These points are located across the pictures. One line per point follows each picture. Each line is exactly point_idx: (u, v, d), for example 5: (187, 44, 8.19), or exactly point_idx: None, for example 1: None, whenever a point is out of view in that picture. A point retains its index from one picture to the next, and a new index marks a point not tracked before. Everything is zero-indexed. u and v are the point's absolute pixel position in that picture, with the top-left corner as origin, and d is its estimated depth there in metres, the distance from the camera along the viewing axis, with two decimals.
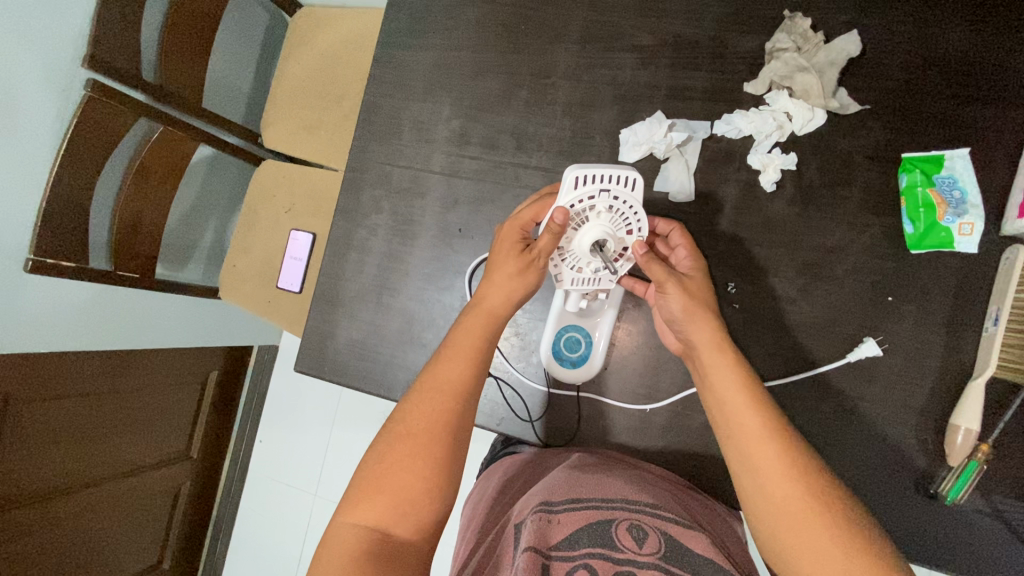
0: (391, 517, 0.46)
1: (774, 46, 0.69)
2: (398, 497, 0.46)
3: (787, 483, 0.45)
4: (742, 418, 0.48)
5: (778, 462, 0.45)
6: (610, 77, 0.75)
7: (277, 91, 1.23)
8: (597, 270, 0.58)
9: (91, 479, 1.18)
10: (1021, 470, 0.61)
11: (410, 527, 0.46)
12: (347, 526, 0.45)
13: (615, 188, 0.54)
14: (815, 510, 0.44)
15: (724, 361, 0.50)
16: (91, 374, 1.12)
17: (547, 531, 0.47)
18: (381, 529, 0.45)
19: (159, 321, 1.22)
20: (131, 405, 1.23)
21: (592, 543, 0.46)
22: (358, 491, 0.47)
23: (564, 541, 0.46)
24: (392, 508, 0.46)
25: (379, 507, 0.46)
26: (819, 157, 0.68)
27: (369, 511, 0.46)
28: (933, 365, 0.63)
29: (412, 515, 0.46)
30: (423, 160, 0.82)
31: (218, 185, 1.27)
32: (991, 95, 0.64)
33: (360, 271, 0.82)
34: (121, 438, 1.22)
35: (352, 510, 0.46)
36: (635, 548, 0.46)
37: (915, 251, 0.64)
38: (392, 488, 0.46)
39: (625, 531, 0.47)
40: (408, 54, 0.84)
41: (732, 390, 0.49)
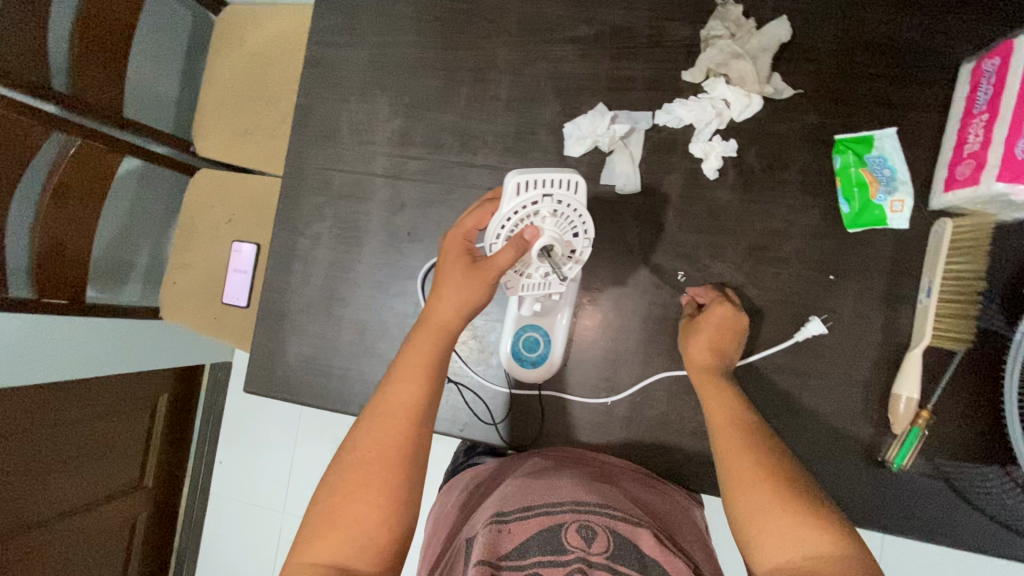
0: (348, 552, 0.43)
1: (708, 33, 0.69)
2: (355, 530, 0.44)
3: (746, 462, 0.52)
4: (714, 414, 0.57)
5: (738, 440, 0.54)
6: (550, 70, 0.74)
7: (207, 95, 1.16)
8: (546, 275, 0.56)
9: (35, 520, 1.09)
10: (959, 432, 0.64)
11: (370, 560, 0.43)
12: (304, 566, 0.43)
13: (558, 192, 0.51)
14: (763, 479, 0.50)
15: (706, 375, 0.60)
16: (30, 410, 1.04)
17: (497, 542, 0.47)
18: (339, 565, 0.43)
19: (105, 348, 1.13)
20: (75, 438, 1.15)
21: (542, 551, 0.45)
22: (313, 528, 0.44)
23: (514, 551, 0.46)
24: (349, 541, 0.43)
25: (335, 542, 0.43)
26: (758, 142, 0.69)
27: (326, 547, 0.43)
28: (875, 338, 0.66)
29: (371, 547, 0.44)
30: (365, 164, 0.79)
31: (153, 199, 1.18)
32: (913, 75, 0.66)
33: (306, 283, 0.79)
34: (69, 474, 1.15)
35: (307, 550, 0.44)
36: (584, 547, 0.45)
37: (852, 230, 0.66)
38: (347, 520, 0.44)
39: (573, 533, 0.46)
40: (340, 52, 0.80)
41: (711, 394, 0.59)
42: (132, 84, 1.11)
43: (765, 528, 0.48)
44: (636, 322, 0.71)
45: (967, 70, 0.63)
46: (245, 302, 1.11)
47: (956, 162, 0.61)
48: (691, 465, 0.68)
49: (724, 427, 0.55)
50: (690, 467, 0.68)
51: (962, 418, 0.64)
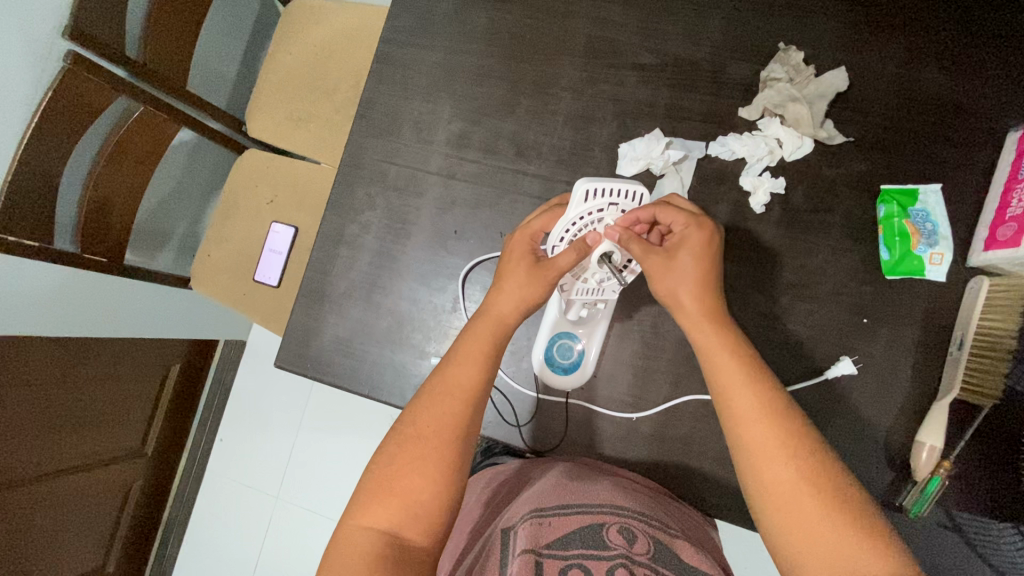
0: (402, 521, 0.46)
1: (768, 75, 0.72)
2: (410, 501, 0.46)
3: (779, 459, 0.47)
4: (733, 392, 0.50)
5: (770, 438, 0.48)
6: (611, 92, 0.77)
7: (265, 79, 1.20)
8: (602, 280, 0.61)
9: (31, 476, 1.07)
10: (977, 487, 0.65)
11: (422, 533, 0.46)
12: (360, 530, 0.45)
13: (622, 202, 0.56)
14: (805, 489, 0.46)
15: (715, 338, 0.52)
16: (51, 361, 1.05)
17: (539, 533, 0.48)
18: (394, 532, 0.45)
19: (125, 310, 1.16)
20: (85, 398, 1.14)
21: (584, 546, 0.47)
22: (368, 495, 0.46)
23: (556, 542, 0.48)
24: (405, 512, 0.45)
25: (391, 510, 0.46)
26: (805, 183, 0.71)
27: (381, 514, 0.46)
28: (903, 385, 0.67)
29: (425, 520, 0.46)
30: (421, 160, 0.81)
31: (198, 170, 1.22)
32: (961, 136, 0.69)
33: (349, 267, 0.81)
34: (78, 432, 1.15)
35: (363, 515, 0.46)
36: (626, 546, 0.47)
37: (889, 277, 0.69)
38: (403, 492, 0.46)
39: (615, 532, 0.49)
40: (410, 52, 0.84)
41: (725, 364, 0.51)
42: (196, 60, 1.14)
43: (809, 541, 0.45)
44: (670, 343, 0.72)
45: (1013, 139, 0.67)
46: (276, 282, 1.13)
47: (997, 223, 0.64)
48: (709, 488, 0.69)
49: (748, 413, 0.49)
50: (707, 490, 0.69)
51: (980, 473, 0.65)
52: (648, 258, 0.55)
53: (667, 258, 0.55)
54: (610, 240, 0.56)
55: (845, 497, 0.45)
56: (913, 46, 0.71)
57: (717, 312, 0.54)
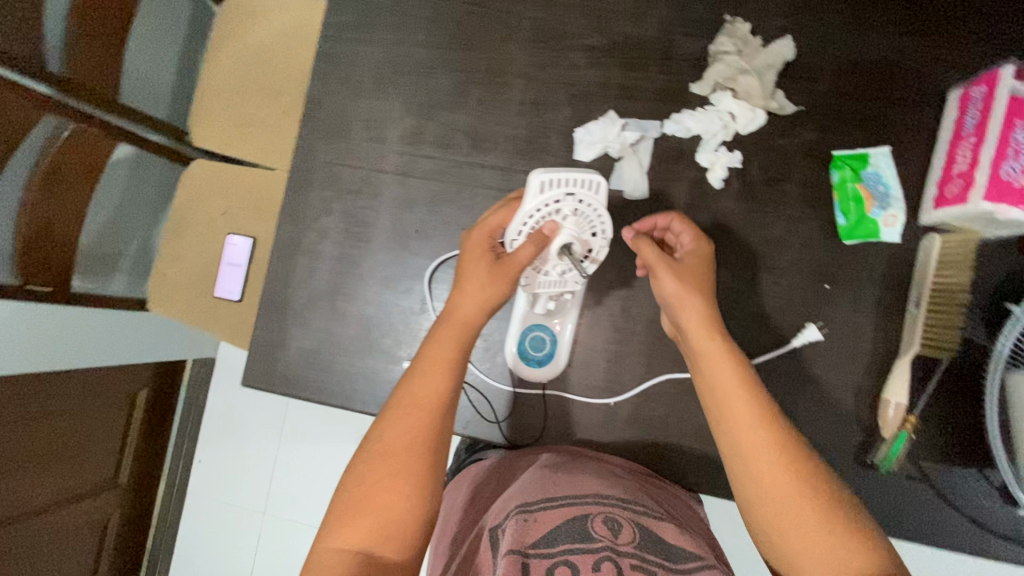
0: (375, 539, 0.45)
1: (716, 49, 0.72)
2: (381, 518, 0.45)
3: (773, 466, 0.48)
4: (729, 401, 0.51)
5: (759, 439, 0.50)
6: (563, 76, 0.76)
7: (207, 85, 1.15)
8: (563, 273, 0.59)
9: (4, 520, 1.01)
10: (941, 437, 0.67)
11: (397, 547, 0.45)
12: (331, 552, 0.44)
13: (580, 192, 0.54)
14: (798, 492, 0.47)
15: (711, 347, 0.53)
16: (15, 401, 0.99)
17: (525, 530, 0.48)
18: (366, 550, 0.44)
19: (112, 342, 1.07)
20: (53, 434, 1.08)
21: (570, 540, 0.46)
22: (339, 515, 0.46)
23: (542, 539, 0.47)
24: (376, 529, 0.45)
25: (363, 529, 0.45)
26: (761, 155, 0.72)
27: (353, 534, 0.45)
28: (866, 346, 0.69)
29: (398, 536, 0.45)
30: (375, 160, 0.79)
31: (143, 190, 1.12)
32: (907, 98, 0.70)
33: (310, 276, 0.78)
34: (48, 471, 1.09)
35: (335, 536, 0.45)
36: (611, 537, 0.47)
37: (848, 242, 0.70)
38: (374, 508, 0.45)
39: (600, 524, 0.48)
40: (352, 48, 0.80)
41: (721, 372, 0.52)
42: (126, 67, 1.04)
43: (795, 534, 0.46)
44: (641, 325, 0.72)
45: (954, 96, 0.68)
46: (239, 296, 1.08)
47: (945, 181, 0.66)
48: (689, 464, 0.70)
49: (745, 420, 0.50)
50: (688, 466, 0.70)
51: (943, 425, 0.68)
52: (659, 256, 0.56)
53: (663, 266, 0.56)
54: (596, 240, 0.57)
55: (827, 493, 0.47)
56: (855, 11, 0.71)
57: (712, 319, 0.55)
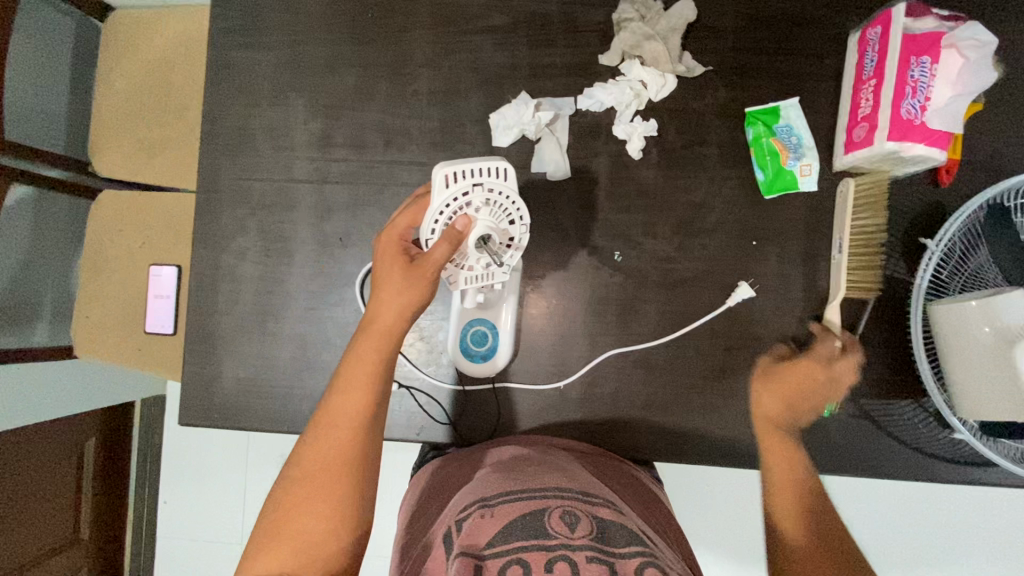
0: (297, 566, 0.43)
1: (620, 16, 0.71)
2: (302, 543, 0.43)
3: (799, 524, 0.57)
4: (780, 471, 0.62)
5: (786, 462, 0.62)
6: (469, 61, 0.74)
7: (103, 110, 1.07)
8: (488, 265, 0.55)
9: None
10: (877, 374, 0.70)
11: (320, 571, 0.43)
12: None
13: (488, 180, 0.51)
14: (816, 546, 0.55)
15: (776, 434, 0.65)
16: None
17: (480, 528, 0.46)
18: None
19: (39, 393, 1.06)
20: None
21: (525, 536, 0.43)
22: (258, 544, 0.44)
23: (497, 537, 0.44)
24: (297, 555, 0.43)
25: (283, 556, 0.43)
26: (676, 119, 0.71)
27: (271, 563, 0.43)
28: (798, 296, 0.70)
29: (322, 560, 0.44)
30: (286, 170, 0.75)
31: (50, 230, 1.06)
32: (810, 46, 0.71)
33: (235, 301, 0.74)
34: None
35: (252, 566, 0.43)
36: (567, 533, 0.43)
37: (769, 197, 0.70)
38: (293, 533, 0.44)
39: (557, 518, 0.45)
40: (244, 54, 0.76)
41: (778, 453, 0.63)
42: (8, 102, 0.99)
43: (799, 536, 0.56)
44: (580, 305, 0.72)
45: (853, 40, 0.68)
46: (171, 329, 1.04)
47: (852, 125, 0.67)
48: (643, 435, 0.71)
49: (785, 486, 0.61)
50: (642, 438, 0.71)
51: (877, 362, 0.70)
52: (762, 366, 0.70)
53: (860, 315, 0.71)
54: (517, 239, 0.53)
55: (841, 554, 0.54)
56: None
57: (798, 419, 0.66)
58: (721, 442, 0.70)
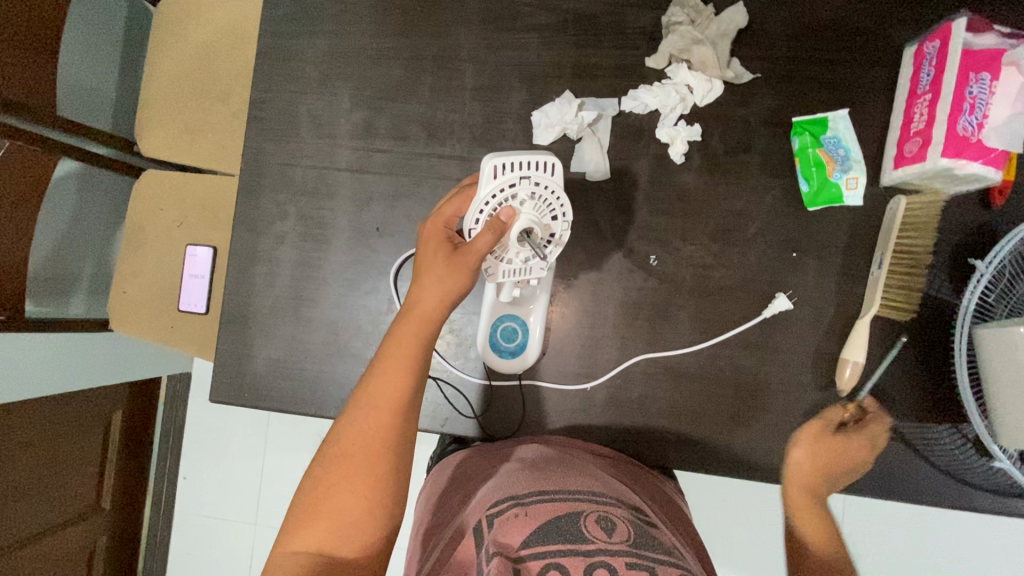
0: (333, 541, 0.45)
1: (669, 19, 0.70)
2: (339, 520, 0.45)
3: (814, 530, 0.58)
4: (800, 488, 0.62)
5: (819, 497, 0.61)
6: (515, 58, 0.74)
7: (151, 93, 1.09)
8: (528, 259, 0.55)
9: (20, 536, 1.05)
10: (915, 396, 0.68)
11: (354, 548, 0.45)
12: (287, 554, 0.44)
13: (535, 174, 0.51)
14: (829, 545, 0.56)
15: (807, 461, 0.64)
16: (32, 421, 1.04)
17: (514, 528, 0.46)
18: (324, 552, 0.45)
19: (101, 362, 1.11)
20: (34, 461, 1.06)
21: (560, 540, 0.44)
22: (296, 518, 0.46)
23: (533, 538, 0.45)
24: (333, 531, 0.45)
25: (319, 531, 0.45)
26: (720, 126, 0.71)
27: (309, 537, 0.45)
28: (837, 311, 0.69)
29: (356, 537, 0.45)
30: (328, 158, 0.76)
31: (93, 204, 1.09)
32: (862, 58, 0.69)
33: (271, 284, 0.76)
34: (29, 498, 1.07)
35: (291, 539, 0.45)
36: (605, 538, 0.44)
37: (812, 209, 0.69)
38: (329, 511, 0.45)
39: (593, 523, 0.45)
40: (294, 42, 0.77)
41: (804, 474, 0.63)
42: (63, 79, 1.02)
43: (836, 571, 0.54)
44: (613, 308, 0.71)
45: (910, 53, 0.67)
46: (203, 308, 1.05)
47: (904, 140, 0.65)
48: (668, 442, 0.70)
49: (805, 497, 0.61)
50: (667, 445, 0.70)
51: (916, 384, 0.68)
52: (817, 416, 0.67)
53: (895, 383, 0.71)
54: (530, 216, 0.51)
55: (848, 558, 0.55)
56: None
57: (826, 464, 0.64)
58: (748, 454, 0.69)
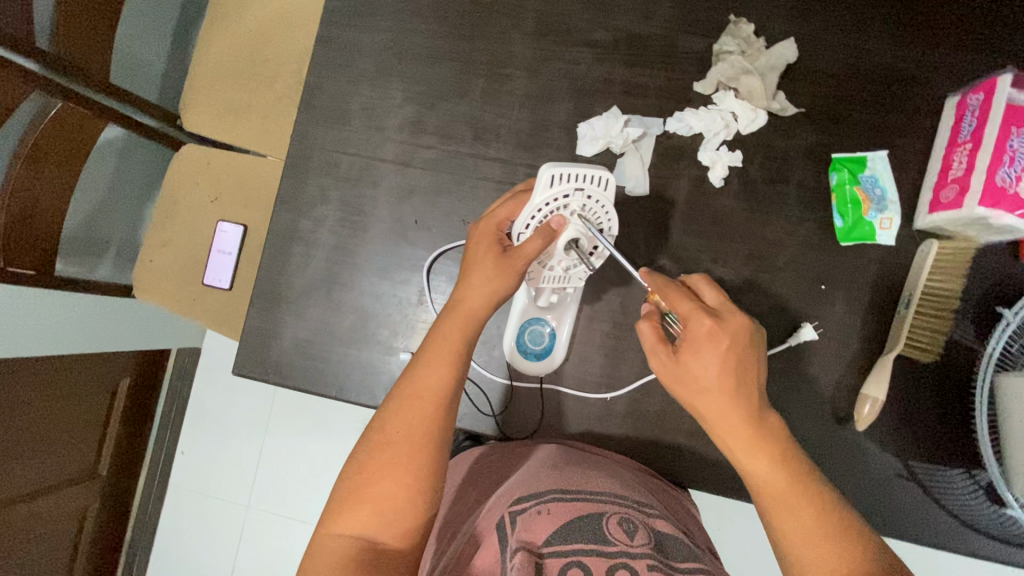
0: (375, 526, 0.48)
1: (720, 48, 0.73)
2: (380, 506, 0.48)
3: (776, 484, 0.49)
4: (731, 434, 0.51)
5: (762, 454, 0.50)
6: (566, 70, 0.76)
7: (200, 70, 1.11)
8: (569, 268, 0.59)
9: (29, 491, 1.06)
10: (932, 438, 0.69)
11: (396, 536, 0.48)
12: (332, 537, 0.47)
13: (588, 187, 0.54)
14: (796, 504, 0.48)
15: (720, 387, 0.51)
16: (56, 377, 1.06)
17: (536, 523, 0.47)
18: (367, 537, 0.47)
19: (124, 328, 1.13)
20: (45, 419, 1.07)
21: (583, 540, 0.45)
22: (340, 503, 0.48)
23: (555, 537, 0.46)
24: (375, 517, 0.48)
25: (363, 517, 0.48)
26: (761, 155, 0.72)
27: (354, 521, 0.48)
28: (860, 346, 0.70)
29: (398, 525, 0.48)
30: (375, 149, 0.78)
31: (131, 171, 1.11)
32: (904, 103, 0.71)
33: (306, 265, 0.77)
34: (35, 456, 1.06)
35: (336, 522, 0.48)
36: (626, 539, 0.46)
37: (844, 244, 0.71)
38: (372, 498, 0.48)
39: (616, 525, 0.47)
40: (354, 34, 0.79)
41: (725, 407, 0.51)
42: (119, 49, 1.05)
43: (806, 538, 0.47)
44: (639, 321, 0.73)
45: (952, 103, 0.69)
46: (228, 285, 1.07)
47: (940, 185, 0.67)
48: (682, 459, 0.71)
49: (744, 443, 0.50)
50: (681, 462, 0.71)
51: (934, 426, 0.69)
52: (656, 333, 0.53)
53: (710, 285, 0.55)
54: (578, 227, 0.55)
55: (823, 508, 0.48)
56: (857, 15, 0.72)
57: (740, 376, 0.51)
58: None
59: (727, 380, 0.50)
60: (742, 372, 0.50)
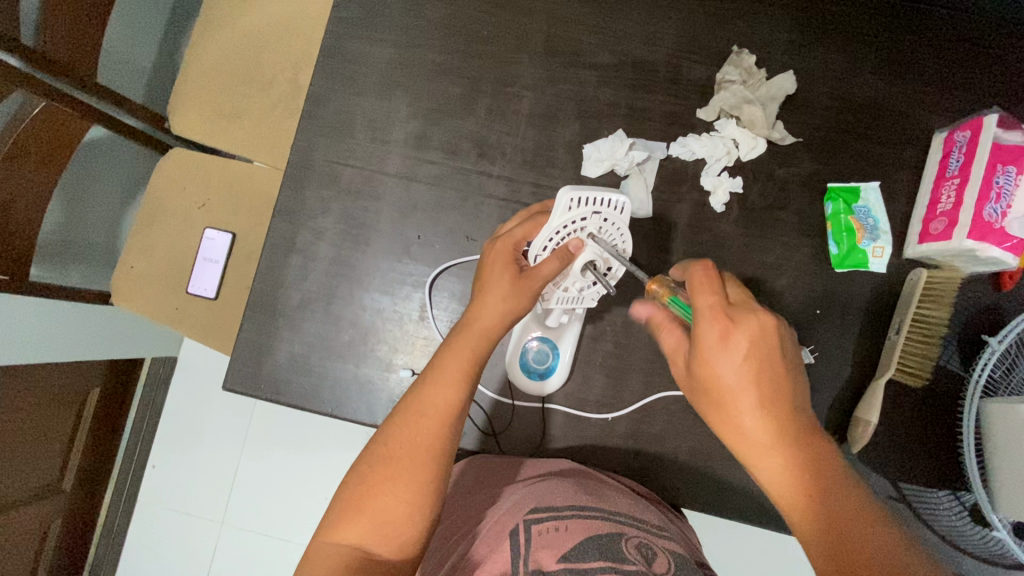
0: (372, 539, 0.48)
1: (723, 77, 0.75)
2: (380, 519, 0.48)
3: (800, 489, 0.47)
4: (754, 436, 0.49)
5: (788, 463, 0.48)
6: (573, 91, 0.77)
7: (192, 72, 1.08)
8: (582, 288, 0.60)
9: None
10: (919, 459, 0.71)
11: (393, 551, 0.48)
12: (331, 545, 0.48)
13: (605, 211, 0.55)
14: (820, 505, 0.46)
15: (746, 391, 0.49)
16: (24, 387, 0.99)
17: (555, 538, 0.47)
18: (365, 549, 0.48)
19: (98, 336, 1.07)
20: (11, 432, 1.00)
21: (602, 557, 0.45)
22: (342, 512, 0.49)
23: (573, 551, 0.46)
24: (374, 530, 0.48)
25: (361, 528, 0.48)
26: (760, 182, 0.74)
27: (353, 531, 0.48)
28: (852, 370, 0.72)
29: (394, 539, 0.48)
30: (378, 162, 0.77)
31: (111, 172, 1.09)
32: (894, 137, 0.74)
33: (304, 277, 0.75)
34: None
35: (336, 531, 0.48)
36: (645, 562, 0.45)
37: (838, 270, 0.73)
38: (373, 510, 0.48)
39: (634, 547, 0.47)
40: (359, 46, 0.78)
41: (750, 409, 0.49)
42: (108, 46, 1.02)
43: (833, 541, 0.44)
44: (641, 342, 0.73)
45: (939, 138, 0.72)
46: (213, 294, 1.04)
47: (929, 218, 0.70)
48: (681, 480, 0.71)
49: (768, 447, 0.48)
50: (680, 483, 0.71)
51: (920, 447, 0.71)
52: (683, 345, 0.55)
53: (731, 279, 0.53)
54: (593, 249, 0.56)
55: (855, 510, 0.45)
56: (850, 51, 0.75)
57: (765, 378, 0.49)
58: (760, 502, 0.70)
59: (750, 387, 0.49)
60: (770, 374, 0.49)
